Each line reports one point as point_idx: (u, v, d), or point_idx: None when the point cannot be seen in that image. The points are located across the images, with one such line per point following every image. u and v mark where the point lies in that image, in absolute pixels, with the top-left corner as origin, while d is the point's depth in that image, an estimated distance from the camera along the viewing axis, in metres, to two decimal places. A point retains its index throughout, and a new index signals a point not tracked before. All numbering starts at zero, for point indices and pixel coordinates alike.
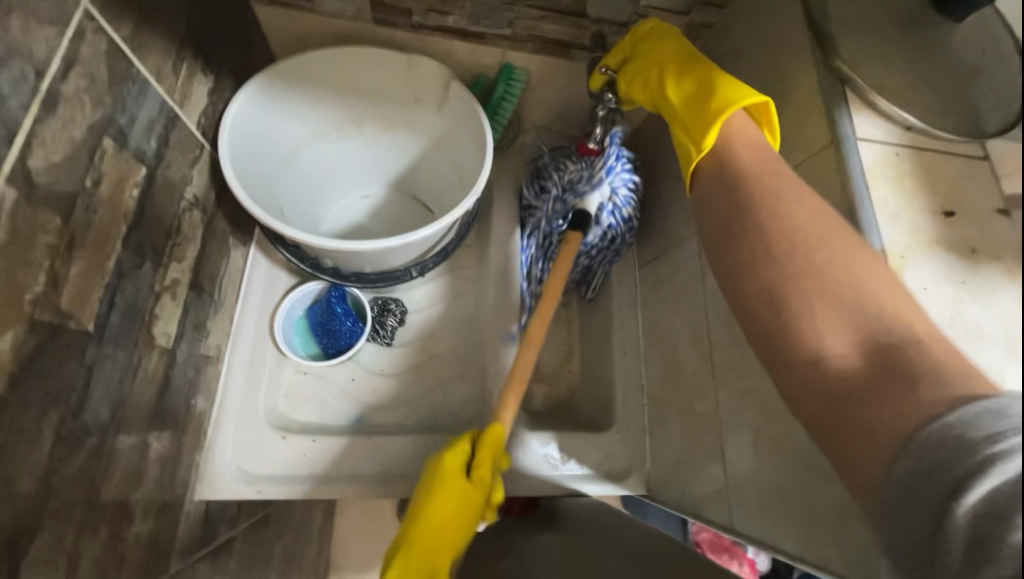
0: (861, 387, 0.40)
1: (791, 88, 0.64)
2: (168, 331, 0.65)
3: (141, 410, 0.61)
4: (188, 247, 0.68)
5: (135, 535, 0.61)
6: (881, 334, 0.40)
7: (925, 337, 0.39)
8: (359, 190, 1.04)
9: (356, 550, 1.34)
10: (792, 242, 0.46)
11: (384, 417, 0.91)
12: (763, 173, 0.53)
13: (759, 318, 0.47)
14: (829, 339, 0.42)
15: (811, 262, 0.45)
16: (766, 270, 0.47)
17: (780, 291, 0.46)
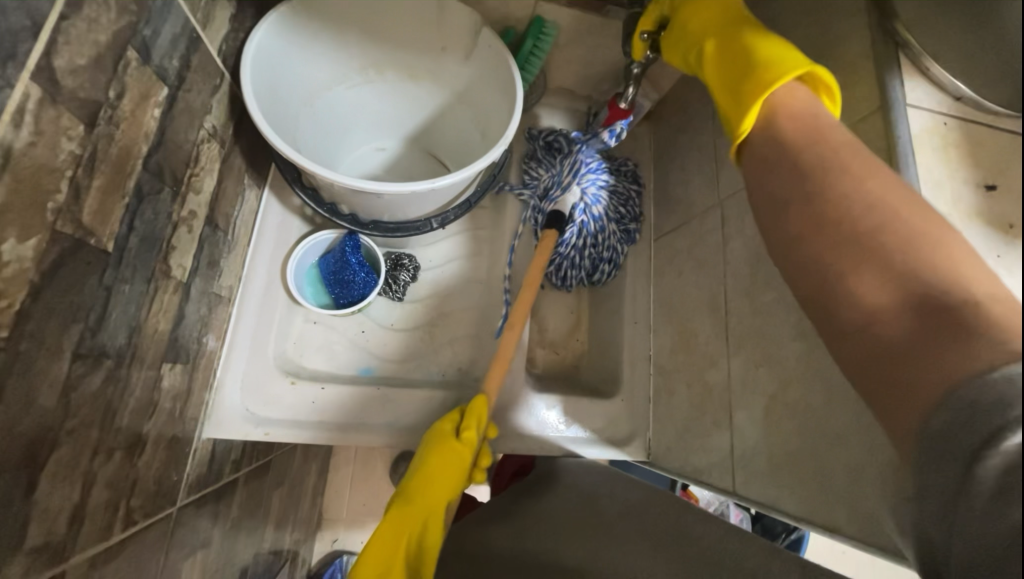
0: (906, 337, 0.36)
1: (840, 52, 0.62)
2: (184, 264, 0.63)
3: (157, 340, 0.60)
4: (205, 180, 0.66)
5: (146, 465, 0.61)
6: (931, 278, 0.37)
7: (984, 295, 0.35)
8: (376, 141, 1.01)
9: (350, 503, 1.36)
10: (838, 191, 0.43)
11: (394, 371, 0.91)
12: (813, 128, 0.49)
13: (802, 262, 0.44)
14: (871, 284, 0.39)
15: (855, 205, 0.42)
16: (807, 216, 0.44)
17: (822, 236, 0.43)
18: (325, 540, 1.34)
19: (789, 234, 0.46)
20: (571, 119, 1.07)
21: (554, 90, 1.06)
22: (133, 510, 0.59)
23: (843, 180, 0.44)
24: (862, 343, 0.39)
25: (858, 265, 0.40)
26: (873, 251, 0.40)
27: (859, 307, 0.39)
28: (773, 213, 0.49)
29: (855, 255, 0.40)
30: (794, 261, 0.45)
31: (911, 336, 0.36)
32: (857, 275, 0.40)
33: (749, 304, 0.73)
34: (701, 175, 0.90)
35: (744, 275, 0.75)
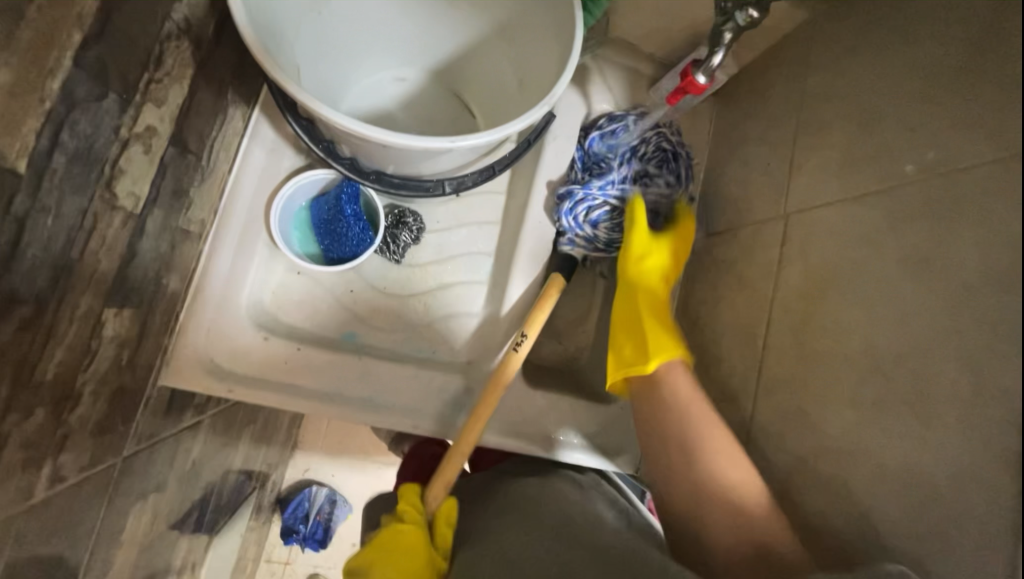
0: (743, 547, 0.58)
1: (985, 59, 0.49)
2: (138, 193, 0.52)
3: (99, 280, 0.50)
4: (173, 90, 0.53)
5: (81, 419, 0.53)
6: (734, 503, 0.60)
7: (753, 506, 0.59)
8: (393, 68, 0.86)
9: (323, 442, 1.29)
10: (682, 460, 0.65)
11: (380, 341, 0.81)
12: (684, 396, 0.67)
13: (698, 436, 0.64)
14: (740, 475, 0.61)
15: (703, 461, 0.63)
16: (684, 479, 0.64)
17: (696, 498, 0.63)
18: (298, 467, 1.28)
19: (655, 426, 0.68)
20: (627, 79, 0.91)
21: (613, 39, 0.89)
22: (64, 467, 0.53)
23: (687, 429, 0.65)
24: (719, 555, 0.60)
25: (672, 431, 0.66)
26: (698, 458, 0.63)
27: (729, 483, 0.61)
28: (653, 459, 0.69)
29: (683, 424, 0.65)
30: (699, 432, 0.64)
31: (695, 488, 0.63)
32: (710, 503, 0.61)
33: (797, 345, 0.63)
34: (764, 175, 0.77)
35: (799, 309, 0.64)
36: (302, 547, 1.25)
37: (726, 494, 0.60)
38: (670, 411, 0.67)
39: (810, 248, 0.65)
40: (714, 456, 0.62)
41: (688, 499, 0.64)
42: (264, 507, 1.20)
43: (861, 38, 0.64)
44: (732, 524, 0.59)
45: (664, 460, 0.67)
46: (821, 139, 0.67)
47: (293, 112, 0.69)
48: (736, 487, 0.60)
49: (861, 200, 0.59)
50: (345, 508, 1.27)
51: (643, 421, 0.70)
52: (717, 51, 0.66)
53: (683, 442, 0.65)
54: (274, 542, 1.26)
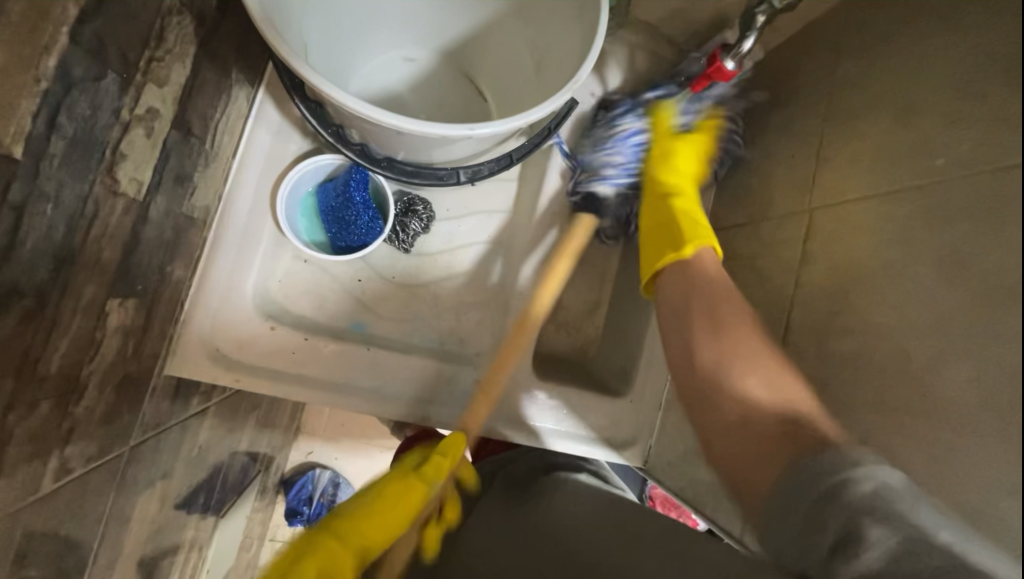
0: (770, 414, 0.52)
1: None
2: (141, 178, 0.49)
3: (104, 268, 0.48)
4: (175, 70, 0.50)
5: (87, 409, 0.52)
6: (784, 394, 0.53)
7: (802, 410, 0.51)
8: (403, 48, 0.82)
9: (327, 423, 1.29)
10: (713, 364, 0.60)
11: (390, 331, 0.80)
12: (720, 289, 0.64)
13: (724, 343, 0.60)
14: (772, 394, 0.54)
15: (728, 371, 0.58)
16: (705, 371, 0.60)
17: (710, 390, 0.59)
18: (301, 450, 1.28)
19: (686, 330, 0.64)
20: (645, 63, 0.87)
21: (633, 21, 0.85)
22: (70, 458, 0.52)
23: (728, 347, 0.59)
24: (738, 452, 0.53)
25: (697, 327, 0.63)
26: (733, 365, 0.58)
27: (743, 401, 0.55)
28: (679, 349, 0.64)
29: (716, 330, 0.61)
30: (724, 340, 0.60)
31: (725, 351, 0.59)
32: (743, 402, 0.55)
33: (819, 344, 0.62)
34: (788, 167, 0.74)
35: (822, 308, 0.62)
36: (306, 528, 1.27)
37: (747, 412, 0.54)
38: (693, 314, 0.64)
39: (836, 244, 0.63)
40: (739, 363, 0.57)
41: (697, 404, 0.60)
42: (268, 488, 1.20)
43: (898, 23, 0.61)
44: (776, 414, 0.52)
45: (700, 326, 0.63)
46: (852, 130, 0.64)
47: (301, 94, 0.66)
48: (788, 397, 0.53)
49: (894, 198, 0.57)
50: (349, 490, 1.28)
51: (675, 362, 0.65)
52: (747, 37, 0.64)
53: (699, 346, 0.62)
54: (279, 522, 1.27)
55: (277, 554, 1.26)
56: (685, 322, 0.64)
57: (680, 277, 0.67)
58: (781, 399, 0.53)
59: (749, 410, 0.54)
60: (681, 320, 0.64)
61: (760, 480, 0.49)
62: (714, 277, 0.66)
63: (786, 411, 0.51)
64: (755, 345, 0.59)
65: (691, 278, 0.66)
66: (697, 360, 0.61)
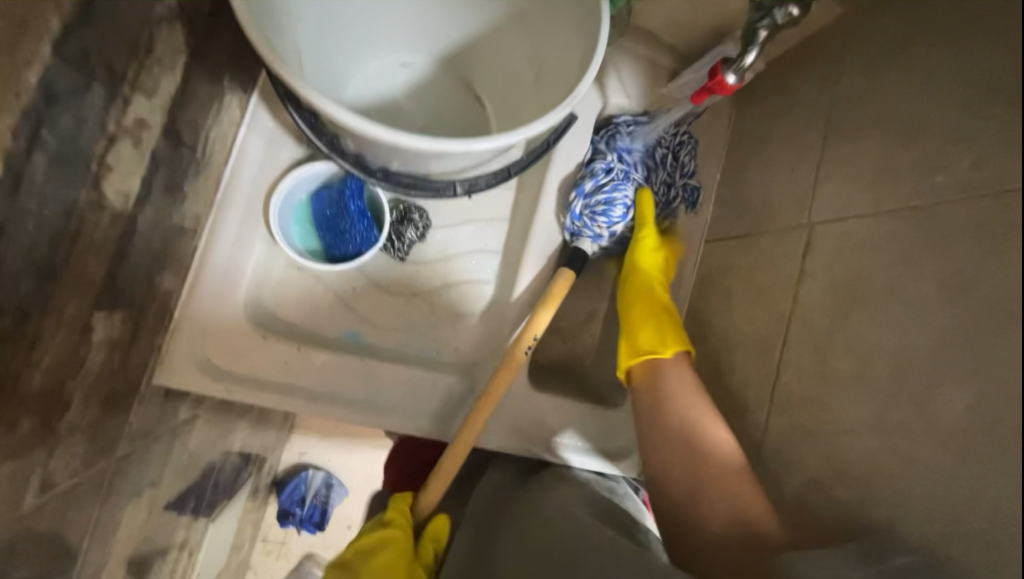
0: (734, 535, 0.62)
1: None
2: (129, 190, 0.48)
3: (89, 280, 0.47)
4: (164, 79, 0.49)
5: (72, 425, 0.52)
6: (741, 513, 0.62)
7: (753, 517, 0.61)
8: (401, 53, 0.81)
9: (320, 424, 1.28)
10: (694, 470, 0.67)
11: (384, 341, 0.79)
12: (682, 404, 0.70)
13: (688, 445, 0.69)
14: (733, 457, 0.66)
15: (705, 464, 0.67)
16: (687, 458, 0.68)
17: (699, 473, 0.67)
18: (293, 450, 1.27)
19: (671, 419, 0.71)
20: (646, 72, 0.87)
21: (634, 28, 0.85)
22: (54, 473, 0.51)
23: (685, 424, 0.70)
24: (723, 543, 0.62)
25: (671, 420, 0.71)
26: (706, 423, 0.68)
27: (724, 492, 0.64)
28: (652, 426, 0.73)
29: (685, 410, 0.70)
30: (695, 446, 0.68)
31: (705, 458, 0.67)
32: (727, 495, 0.64)
33: (817, 362, 0.61)
34: (788, 180, 0.73)
35: (820, 326, 0.62)
36: (298, 529, 1.25)
37: (734, 515, 0.62)
38: (674, 403, 0.71)
39: (835, 262, 0.62)
40: (710, 436, 0.68)
41: (690, 487, 0.67)
42: (261, 489, 1.19)
43: (901, 41, 0.60)
44: (728, 512, 0.63)
45: (667, 440, 0.71)
46: (853, 147, 0.64)
47: (294, 102, 0.65)
48: (737, 503, 0.63)
49: (893, 218, 0.56)
50: (340, 490, 1.27)
51: (643, 409, 0.75)
52: (750, 51, 0.63)
53: (691, 424, 0.69)
54: (271, 522, 1.26)
55: (269, 555, 1.26)
56: (648, 433, 0.74)
57: (648, 392, 0.75)
58: (741, 490, 0.63)
59: (727, 515, 0.63)
60: (654, 406, 0.72)
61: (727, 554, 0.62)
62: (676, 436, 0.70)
63: (737, 524, 0.62)
64: (723, 432, 0.68)
65: (658, 391, 0.73)
66: (672, 462, 0.70)
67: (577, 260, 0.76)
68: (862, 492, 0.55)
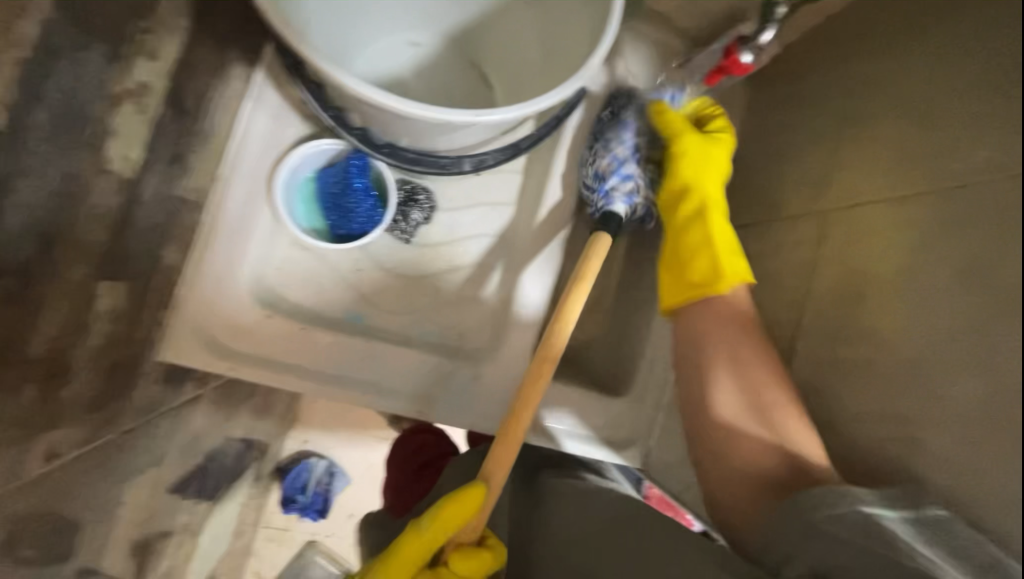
0: (783, 465, 0.56)
1: None
2: (132, 156, 0.47)
3: (91, 247, 0.46)
4: (168, 44, 0.48)
5: (75, 395, 0.51)
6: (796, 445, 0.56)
7: (804, 460, 0.55)
8: (409, 31, 0.79)
9: (324, 411, 1.28)
10: (727, 423, 0.61)
11: (388, 322, 0.78)
12: (725, 349, 0.63)
13: (729, 393, 0.62)
14: (789, 416, 0.58)
15: (750, 412, 0.60)
16: (720, 412, 0.62)
17: (737, 423, 0.60)
18: (297, 437, 1.26)
19: (703, 374, 0.64)
20: (657, 54, 0.85)
21: (646, 10, 0.83)
22: (60, 444, 0.50)
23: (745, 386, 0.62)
24: (733, 493, 0.59)
25: (710, 371, 0.63)
26: (766, 392, 0.60)
27: (766, 444, 0.58)
28: (690, 382, 0.65)
29: (737, 359, 0.62)
30: (731, 390, 0.62)
31: (742, 406, 0.60)
32: (757, 439, 0.59)
33: (829, 349, 0.60)
34: (803, 164, 0.72)
35: (835, 312, 0.60)
36: (300, 516, 1.26)
37: (768, 461, 0.57)
38: (707, 348, 0.64)
39: (851, 247, 0.61)
40: (768, 388, 0.60)
41: (742, 411, 0.60)
42: (264, 475, 1.19)
43: (921, 18, 0.58)
44: (774, 452, 0.57)
45: (703, 383, 0.64)
46: (871, 129, 0.62)
47: (301, 75, 0.64)
48: (796, 437, 0.57)
49: (913, 200, 0.55)
50: (343, 479, 1.28)
51: (683, 346, 0.67)
52: (767, 28, 0.62)
53: (734, 367, 0.62)
54: (274, 509, 1.26)
55: (271, 541, 1.24)
56: (688, 376, 0.66)
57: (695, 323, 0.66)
58: (793, 437, 0.57)
59: (769, 451, 0.57)
60: (696, 349, 0.65)
61: (748, 503, 0.58)
62: (732, 390, 0.62)
63: (783, 459, 0.56)
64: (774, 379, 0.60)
65: (702, 329, 0.65)
66: (706, 414, 0.63)
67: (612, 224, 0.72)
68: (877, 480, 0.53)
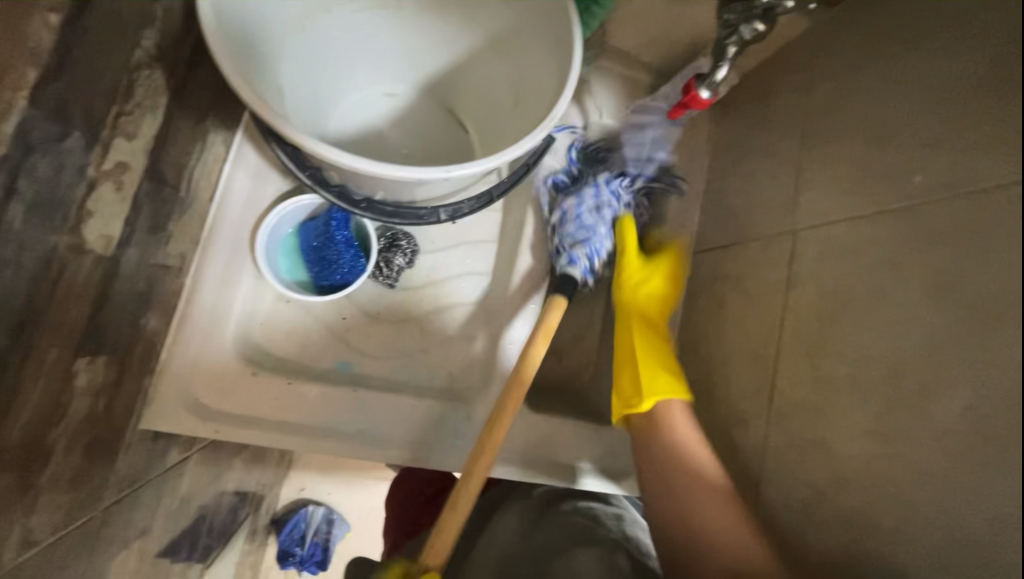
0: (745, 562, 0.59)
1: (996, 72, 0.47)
2: (110, 233, 0.48)
3: (68, 328, 0.46)
4: (145, 121, 0.49)
5: (55, 475, 0.50)
6: (744, 552, 0.59)
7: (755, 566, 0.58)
8: (384, 84, 0.82)
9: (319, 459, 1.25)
10: (687, 529, 0.64)
11: (377, 369, 0.77)
12: (680, 470, 0.67)
13: (694, 497, 0.65)
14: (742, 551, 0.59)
15: (707, 511, 0.64)
16: (683, 504, 0.66)
17: (687, 521, 0.65)
18: (293, 486, 1.23)
19: (660, 495, 0.69)
20: (624, 90, 0.89)
21: (610, 50, 0.88)
22: (35, 528, 0.49)
23: (694, 443, 0.69)
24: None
25: (678, 478, 0.67)
26: (710, 511, 0.63)
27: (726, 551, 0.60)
28: (649, 494, 0.70)
29: (682, 481, 0.67)
30: (693, 494, 0.65)
31: (702, 522, 0.63)
32: (714, 516, 0.63)
33: (813, 367, 0.61)
34: (771, 187, 0.74)
35: (813, 332, 0.61)
36: (298, 571, 1.21)
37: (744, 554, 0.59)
38: (676, 485, 0.67)
39: (823, 266, 0.62)
40: (710, 517, 0.63)
41: (687, 525, 0.64)
42: (258, 530, 1.15)
43: (865, 51, 0.62)
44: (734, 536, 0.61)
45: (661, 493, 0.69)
46: (830, 152, 0.65)
47: (277, 139, 0.66)
48: (735, 524, 0.61)
49: (875, 221, 0.57)
50: (342, 526, 1.24)
51: (655, 461, 0.70)
52: (721, 66, 0.66)
53: (676, 491, 0.67)
54: (270, 566, 1.21)
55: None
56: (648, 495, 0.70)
57: (649, 443, 0.71)
58: (745, 553, 0.59)
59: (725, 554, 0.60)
60: (676, 477, 0.67)
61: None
62: (685, 429, 0.70)
63: (738, 543, 0.60)
64: (720, 512, 0.63)
65: (669, 456, 0.69)
66: (681, 514, 0.66)
67: (568, 287, 0.76)
68: (871, 500, 0.53)
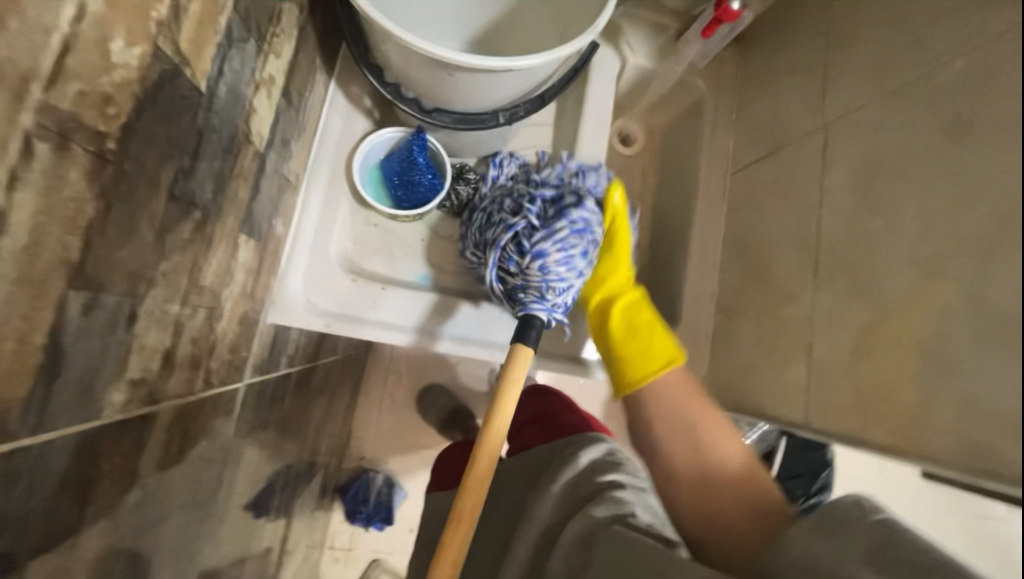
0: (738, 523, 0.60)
1: None
2: (262, 133, 0.60)
3: (237, 204, 0.58)
4: (285, 45, 0.62)
5: (222, 332, 0.62)
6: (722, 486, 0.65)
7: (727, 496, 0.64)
8: (443, 40, 0.94)
9: (374, 438, 1.38)
10: (708, 490, 0.65)
11: (453, 282, 0.88)
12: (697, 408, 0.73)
13: (690, 469, 0.67)
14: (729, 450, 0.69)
15: (710, 447, 0.69)
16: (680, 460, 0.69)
17: (700, 478, 0.66)
18: (353, 456, 1.35)
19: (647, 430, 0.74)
20: (655, 33, 0.99)
21: None
22: (211, 373, 0.61)
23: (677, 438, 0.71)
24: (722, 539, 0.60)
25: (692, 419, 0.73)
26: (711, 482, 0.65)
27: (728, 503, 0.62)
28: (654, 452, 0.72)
29: (694, 443, 0.70)
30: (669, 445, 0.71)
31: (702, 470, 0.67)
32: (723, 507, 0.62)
33: (852, 231, 0.67)
34: (799, 94, 0.82)
35: (848, 203, 0.68)
36: (366, 528, 1.30)
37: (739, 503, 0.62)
38: (685, 421, 0.72)
39: (856, 147, 0.69)
40: (708, 453, 0.68)
41: (691, 499, 0.65)
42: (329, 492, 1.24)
43: None
44: (739, 514, 0.61)
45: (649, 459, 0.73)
46: (857, 51, 0.73)
47: (363, 60, 0.73)
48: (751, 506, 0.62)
49: (898, 95, 0.65)
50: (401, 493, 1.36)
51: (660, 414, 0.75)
52: None
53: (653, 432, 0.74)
54: (339, 529, 1.29)
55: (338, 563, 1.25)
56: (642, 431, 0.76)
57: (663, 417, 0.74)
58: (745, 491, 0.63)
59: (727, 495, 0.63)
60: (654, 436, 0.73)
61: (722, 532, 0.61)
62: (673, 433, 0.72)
63: (730, 478, 0.65)
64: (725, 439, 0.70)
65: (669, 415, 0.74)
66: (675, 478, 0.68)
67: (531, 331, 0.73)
68: (946, 330, 0.54)
